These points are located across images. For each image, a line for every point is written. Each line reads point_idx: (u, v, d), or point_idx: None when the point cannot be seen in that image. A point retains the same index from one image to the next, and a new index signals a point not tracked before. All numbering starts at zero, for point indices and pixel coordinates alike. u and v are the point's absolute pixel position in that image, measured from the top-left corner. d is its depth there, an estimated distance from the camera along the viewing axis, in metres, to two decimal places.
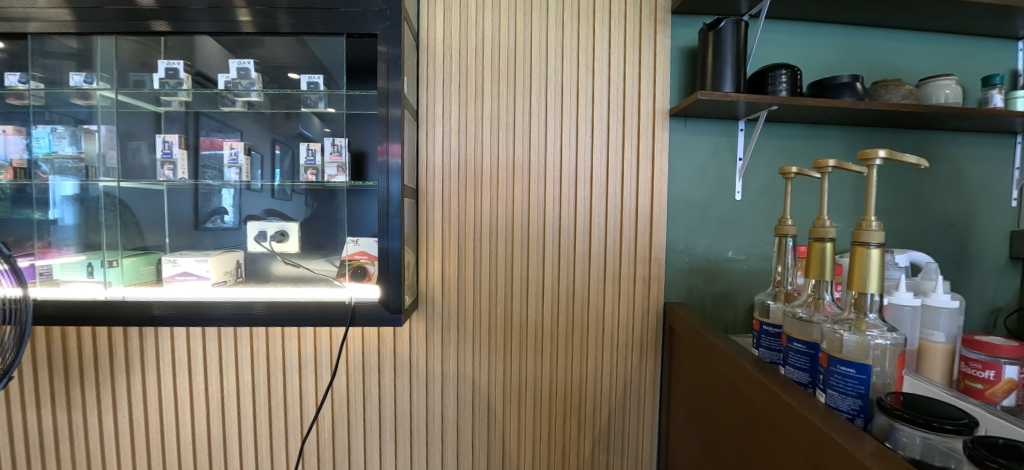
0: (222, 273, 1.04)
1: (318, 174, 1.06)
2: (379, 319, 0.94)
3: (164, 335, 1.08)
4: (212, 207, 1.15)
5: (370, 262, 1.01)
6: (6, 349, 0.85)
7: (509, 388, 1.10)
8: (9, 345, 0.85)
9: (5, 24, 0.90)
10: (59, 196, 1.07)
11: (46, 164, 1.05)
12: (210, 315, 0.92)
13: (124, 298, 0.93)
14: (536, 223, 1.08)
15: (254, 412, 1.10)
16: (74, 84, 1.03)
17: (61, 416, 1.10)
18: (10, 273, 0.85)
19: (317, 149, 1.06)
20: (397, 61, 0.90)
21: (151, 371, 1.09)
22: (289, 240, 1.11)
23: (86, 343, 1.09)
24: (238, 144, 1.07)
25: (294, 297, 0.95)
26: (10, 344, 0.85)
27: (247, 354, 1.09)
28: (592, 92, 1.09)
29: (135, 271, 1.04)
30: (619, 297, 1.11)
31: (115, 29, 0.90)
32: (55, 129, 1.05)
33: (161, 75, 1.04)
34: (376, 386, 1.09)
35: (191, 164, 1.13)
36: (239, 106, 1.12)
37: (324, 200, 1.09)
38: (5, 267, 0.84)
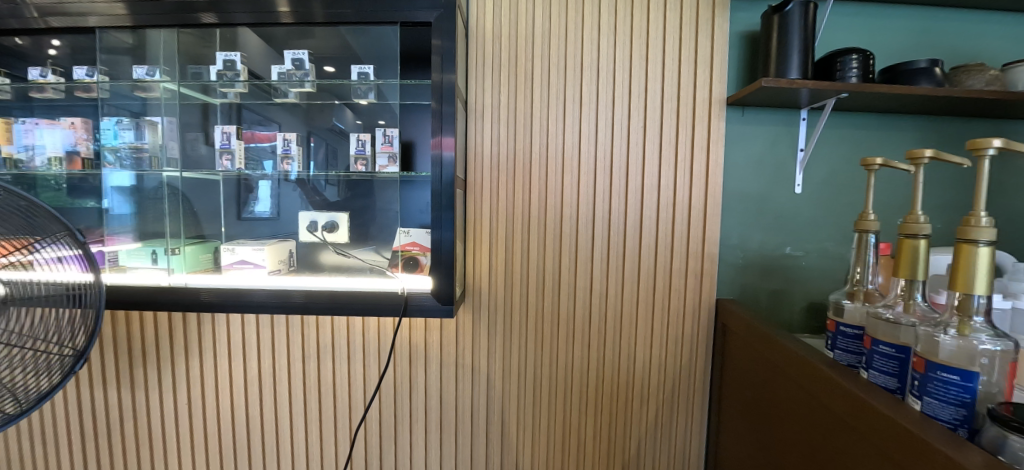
0: (277, 262, 1.06)
1: (368, 164, 1.07)
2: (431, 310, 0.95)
3: (220, 319, 1.11)
4: (251, 197, 1.18)
5: (422, 254, 1.02)
6: (76, 334, 0.85)
7: (555, 384, 1.09)
8: (77, 330, 0.85)
9: (66, 19, 0.94)
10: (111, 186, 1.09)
11: (112, 154, 1.08)
12: (266, 303, 0.95)
13: (186, 285, 0.97)
14: (585, 216, 1.06)
15: (305, 398, 1.12)
16: (137, 77, 1.07)
17: (125, 395, 1.16)
18: (82, 258, 0.84)
19: (367, 140, 1.07)
20: (451, 55, 0.90)
21: (208, 355, 1.13)
22: (339, 230, 1.12)
23: (148, 328, 1.13)
24: (290, 136, 1.11)
25: (345, 286, 0.97)
26: (78, 328, 0.85)
27: (298, 342, 1.10)
28: (645, 80, 1.04)
29: (195, 258, 1.08)
30: (671, 293, 1.07)
31: (167, 22, 0.92)
32: (120, 120, 1.08)
33: (219, 67, 1.06)
34: (421, 378, 1.09)
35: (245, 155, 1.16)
36: (292, 96, 1.13)
37: (359, 192, 1.12)
38: (76, 252, 0.83)
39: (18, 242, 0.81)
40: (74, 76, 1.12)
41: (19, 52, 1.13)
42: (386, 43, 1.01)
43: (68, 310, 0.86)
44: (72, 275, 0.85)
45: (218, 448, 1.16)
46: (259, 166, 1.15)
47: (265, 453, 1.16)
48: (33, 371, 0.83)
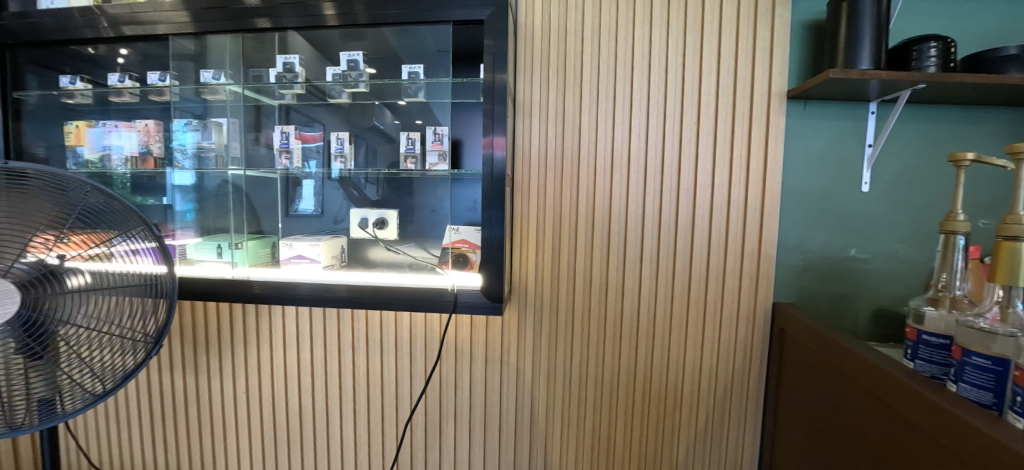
0: (331, 257, 1.10)
1: (418, 162, 1.10)
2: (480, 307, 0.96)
3: (276, 311, 1.15)
4: (297, 195, 1.24)
5: (472, 251, 1.03)
6: (148, 324, 0.90)
7: (600, 385, 1.08)
8: (148, 319, 0.90)
9: (138, 27, 1.05)
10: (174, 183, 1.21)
11: (184, 154, 1.17)
12: (323, 297, 0.98)
13: (249, 278, 1.02)
14: (634, 214, 1.04)
15: (354, 390, 1.15)
16: (205, 80, 1.13)
17: (187, 379, 1.22)
18: (157, 251, 0.90)
19: (418, 138, 1.10)
20: (503, 54, 0.91)
21: (266, 345, 1.18)
22: (388, 227, 1.15)
23: (211, 318, 1.20)
24: (344, 135, 1.15)
25: (383, 282, 0.98)
26: (150, 317, 0.90)
27: (348, 335, 1.14)
28: (700, 74, 1.01)
29: (255, 253, 1.13)
30: (724, 295, 1.04)
31: (224, 28, 0.99)
32: (189, 122, 1.16)
33: (280, 70, 1.11)
34: (467, 374, 1.11)
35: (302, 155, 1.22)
36: (345, 97, 1.17)
37: (398, 193, 1.17)
38: (152, 246, 0.89)
39: (95, 234, 0.85)
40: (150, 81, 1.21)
41: (93, 59, 1.27)
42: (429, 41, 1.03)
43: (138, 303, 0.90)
44: (143, 267, 0.89)
45: (273, 436, 1.21)
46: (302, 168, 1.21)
47: (315, 444, 1.19)
48: (108, 360, 0.88)
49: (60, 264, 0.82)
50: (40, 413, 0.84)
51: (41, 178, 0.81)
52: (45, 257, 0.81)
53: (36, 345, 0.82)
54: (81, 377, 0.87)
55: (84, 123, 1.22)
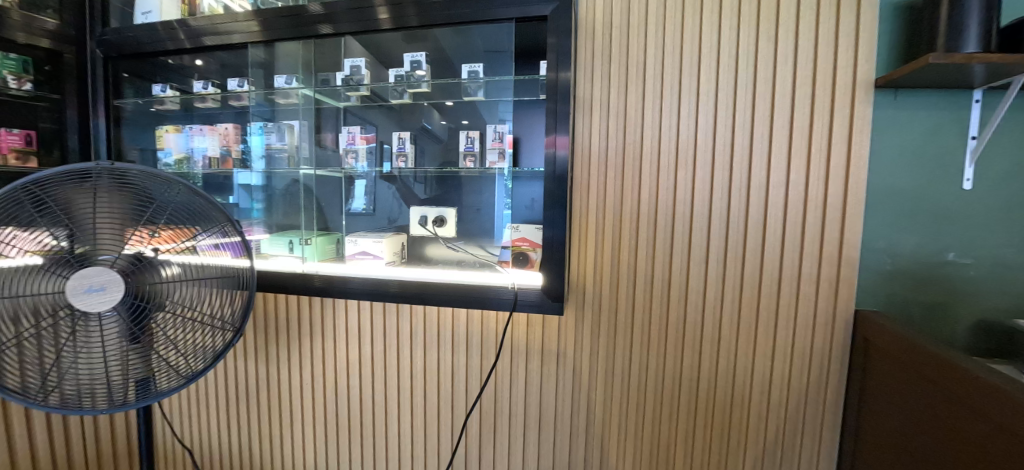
0: (393, 253, 1.17)
1: (476, 159, 1.20)
2: (539, 305, 0.99)
3: (339, 305, 1.18)
4: (350, 194, 1.31)
5: (532, 249, 1.06)
6: (229, 315, 0.96)
7: (659, 389, 1.04)
8: (230, 310, 0.96)
9: (217, 38, 1.14)
10: (238, 184, 1.37)
11: (263, 154, 1.30)
12: (386, 292, 1.05)
13: (318, 273, 1.10)
14: (699, 213, 1.00)
15: (411, 384, 1.17)
16: (279, 85, 1.23)
17: (249, 362, 1.27)
18: (238, 245, 0.96)
19: (477, 136, 1.19)
20: (566, 52, 0.92)
21: (329, 337, 1.20)
22: (447, 224, 1.22)
23: (280, 307, 1.23)
24: (406, 134, 1.24)
25: (437, 279, 1.04)
26: (231, 310, 0.96)
27: (407, 330, 1.16)
28: (776, 64, 0.94)
29: (322, 248, 1.20)
30: (799, 301, 0.97)
31: (291, 35, 1.06)
32: (265, 124, 1.30)
33: (348, 73, 1.19)
34: (522, 372, 1.11)
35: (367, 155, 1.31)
36: (407, 97, 1.25)
37: (449, 187, 1.24)
38: (235, 240, 0.95)
39: (184, 229, 0.93)
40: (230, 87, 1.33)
41: (177, 67, 1.40)
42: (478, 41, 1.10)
43: (220, 293, 0.96)
44: (226, 260, 0.96)
45: (334, 428, 1.23)
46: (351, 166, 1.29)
47: (375, 438, 1.21)
48: (195, 346, 0.94)
49: (155, 256, 0.90)
50: (137, 391, 0.92)
51: (140, 178, 0.87)
52: (144, 250, 0.89)
53: (137, 329, 0.89)
54: (171, 360, 0.93)
55: (171, 128, 1.35)
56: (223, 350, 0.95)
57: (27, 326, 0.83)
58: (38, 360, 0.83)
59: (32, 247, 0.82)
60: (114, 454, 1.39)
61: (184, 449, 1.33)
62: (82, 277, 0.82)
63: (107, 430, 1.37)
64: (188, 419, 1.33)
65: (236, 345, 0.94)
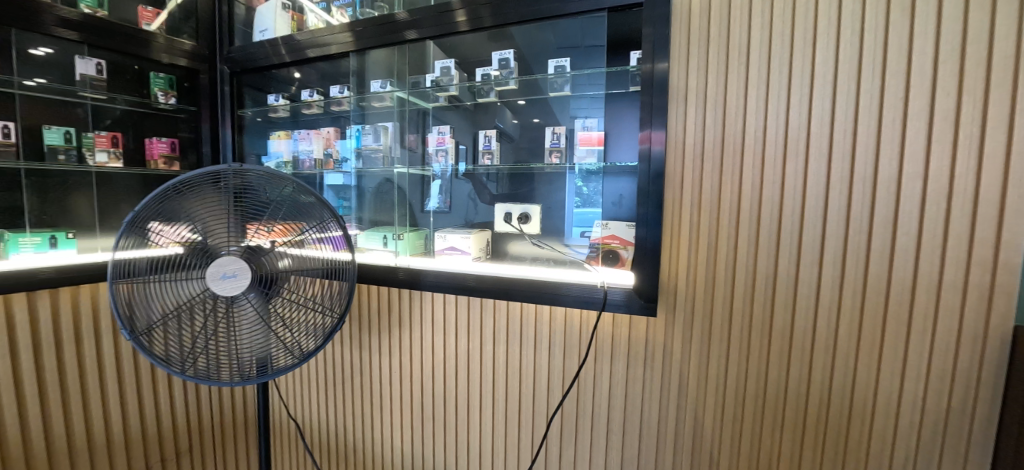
0: (479, 249, 1.27)
1: (562, 155, 1.25)
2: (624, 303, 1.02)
3: (426, 298, 1.24)
4: (427, 193, 1.43)
5: (623, 248, 1.09)
6: (334, 302, 1.04)
7: (759, 400, 0.96)
8: (335, 297, 1.03)
9: (318, 49, 1.26)
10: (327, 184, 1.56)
11: (360, 154, 1.43)
12: (471, 289, 1.14)
13: (410, 265, 1.23)
14: (810, 211, 0.88)
15: (494, 377, 1.20)
16: (374, 90, 1.36)
17: (344, 348, 1.38)
18: (342, 239, 1.03)
19: (562, 133, 1.23)
20: (663, 40, 0.96)
21: (417, 328, 1.27)
22: (531, 221, 1.30)
23: (373, 298, 1.32)
24: (492, 132, 1.33)
25: (511, 275, 1.11)
26: (336, 297, 1.03)
27: (490, 324, 1.19)
28: (910, 35, 0.78)
29: (412, 244, 1.33)
30: (935, 316, 0.80)
31: (381, 43, 1.17)
32: (363, 127, 1.42)
33: (437, 74, 1.29)
34: (606, 372, 1.09)
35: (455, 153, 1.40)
36: (493, 96, 1.35)
37: (519, 181, 1.35)
38: (339, 234, 1.02)
39: (293, 223, 1.01)
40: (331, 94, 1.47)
41: (276, 75, 1.51)
42: (553, 36, 1.18)
43: (325, 282, 1.05)
44: (330, 254, 1.03)
45: (421, 415, 1.29)
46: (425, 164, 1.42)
47: (459, 428, 1.25)
48: (304, 330, 1.02)
49: (271, 248, 0.98)
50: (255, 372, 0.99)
51: (260, 177, 0.97)
52: (261, 242, 0.98)
53: (259, 313, 0.99)
54: (288, 342, 1.01)
55: (283, 134, 1.57)
56: (330, 334, 1.02)
57: (172, 310, 0.93)
58: (180, 340, 0.93)
59: (175, 238, 0.93)
60: (238, 423, 1.59)
61: (293, 422, 1.49)
62: (217, 266, 0.93)
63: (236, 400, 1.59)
64: (297, 397, 1.49)
65: (341, 329, 1.01)
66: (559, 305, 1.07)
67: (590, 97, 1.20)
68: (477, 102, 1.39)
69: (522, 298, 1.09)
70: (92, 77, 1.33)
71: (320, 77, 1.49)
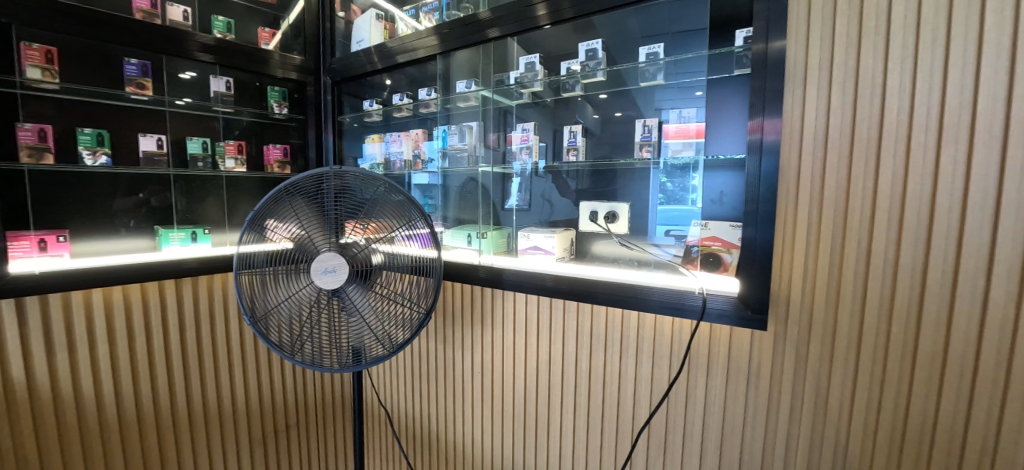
0: (562, 249, 1.22)
1: (654, 149, 1.15)
2: (726, 315, 0.88)
3: (508, 297, 1.24)
4: (507, 191, 1.44)
5: (726, 251, 0.94)
6: (422, 298, 1.07)
7: (895, 449, 0.76)
8: (423, 293, 1.06)
9: (407, 53, 1.31)
10: (415, 184, 1.64)
11: (446, 154, 1.48)
12: (553, 289, 1.10)
13: (493, 264, 1.23)
14: (962, 207, 0.67)
15: (575, 382, 1.15)
16: (459, 90, 1.38)
17: (430, 342, 1.45)
18: (426, 237, 1.05)
19: (654, 125, 1.15)
20: (780, 16, 0.77)
21: (498, 326, 1.27)
22: (619, 220, 1.22)
23: (457, 296, 1.36)
24: (578, 127, 1.28)
25: (592, 275, 1.05)
26: (424, 293, 1.06)
27: (573, 326, 1.14)
28: None
29: (496, 242, 1.34)
30: None
31: (468, 42, 1.18)
32: (450, 128, 1.45)
33: (522, 70, 1.28)
34: (701, 389, 0.97)
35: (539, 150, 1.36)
36: (579, 89, 1.27)
37: (602, 178, 1.28)
38: (424, 232, 1.05)
39: (385, 221, 1.06)
40: (420, 97, 1.53)
41: (370, 82, 1.62)
42: (637, 24, 1.16)
43: (413, 278, 1.09)
44: (417, 251, 1.07)
45: (500, 413, 1.30)
46: (506, 162, 1.41)
47: (539, 431, 1.23)
48: (394, 324, 1.07)
49: (365, 244, 1.04)
50: (352, 361, 1.06)
51: (357, 179, 1.05)
52: (358, 239, 1.04)
53: (356, 305, 1.05)
54: (381, 333, 1.07)
55: (376, 136, 1.68)
56: (417, 328, 1.05)
57: (285, 297, 1.02)
58: (290, 326, 1.02)
59: (286, 234, 1.01)
60: (339, 403, 1.76)
61: (384, 405, 1.60)
62: (320, 261, 1.00)
63: (334, 379, 1.75)
64: (386, 386, 1.60)
65: (428, 325, 1.03)
66: (642, 310, 0.98)
67: (680, 86, 1.12)
68: (559, 98, 1.35)
69: (607, 302, 1.03)
70: (222, 94, 1.53)
71: (412, 79, 1.57)
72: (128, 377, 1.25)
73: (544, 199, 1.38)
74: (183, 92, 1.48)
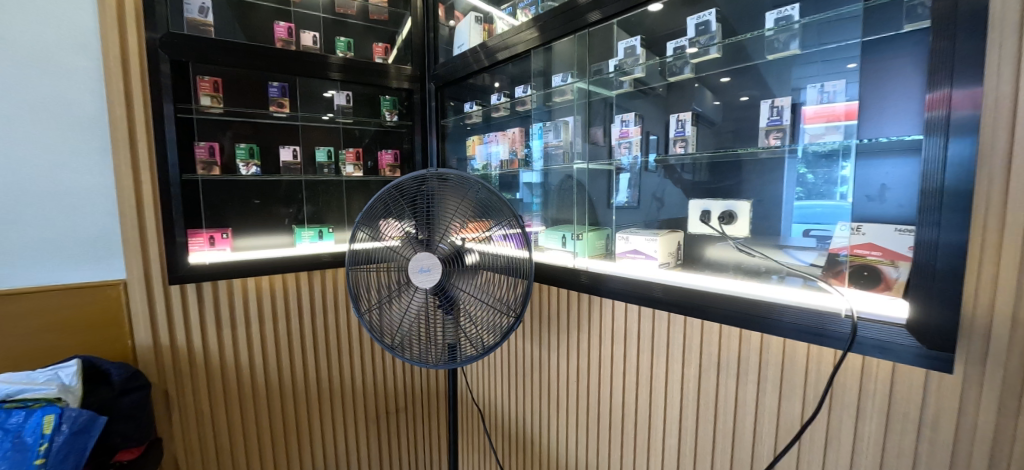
0: (666, 254, 1.09)
1: (785, 136, 0.94)
2: (891, 351, 0.67)
3: (606, 304, 1.15)
4: (614, 188, 1.35)
5: (888, 262, 0.72)
6: (514, 301, 1.05)
7: None
8: (514, 297, 1.05)
9: (506, 51, 1.31)
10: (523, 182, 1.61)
11: (545, 150, 1.43)
12: (655, 299, 1.00)
13: (588, 269, 1.17)
14: None
15: (681, 408, 1.00)
16: (555, 84, 1.35)
17: (525, 343, 1.45)
18: (519, 237, 1.02)
19: (785, 106, 0.93)
20: None
21: (594, 335, 1.20)
22: (738, 220, 1.03)
23: (553, 299, 1.32)
24: (686, 115, 1.12)
25: (705, 287, 0.92)
26: (515, 296, 1.04)
27: (679, 342, 0.99)
28: None
29: (592, 244, 1.26)
30: None
31: (565, 31, 1.11)
32: (546, 124, 1.42)
33: (620, 57, 1.16)
34: (849, 442, 0.74)
35: (642, 145, 1.24)
36: (687, 72, 1.12)
37: (726, 173, 1.09)
38: (516, 233, 1.03)
39: (482, 222, 1.06)
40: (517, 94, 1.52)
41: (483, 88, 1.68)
42: None
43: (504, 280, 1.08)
44: (511, 251, 1.05)
45: (594, 427, 1.22)
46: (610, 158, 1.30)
47: (636, 456, 1.12)
48: (485, 326, 1.07)
49: (462, 244, 1.06)
50: (443, 357, 1.10)
51: (457, 180, 1.06)
52: (456, 239, 1.07)
53: (449, 304, 1.08)
54: (472, 333, 1.08)
55: (476, 139, 1.71)
56: (507, 332, 1.04)
57: (387, 290, 1.10)
58: (391, 319, 1.10)
59: (394, 232, 1.08)
60: (439, 393, 1.89)
61: (481, 401, 1.66)
62: (417, 260, 1.05)
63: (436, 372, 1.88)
64: (483, 384, 1.65)
65: (517, 330, 1.01)
66: (771, 333, 0.81)
67: (823, 59, 0.89)
68: (670, 85, 1.20)
69: (718, 320, 0.89)
70: (343, 106, 1.73)
71: (513, 78, 1.57)
72: (273, 350, 1.51)
73: (654, 196, 1.24)
74: (316, 108, 1.71)
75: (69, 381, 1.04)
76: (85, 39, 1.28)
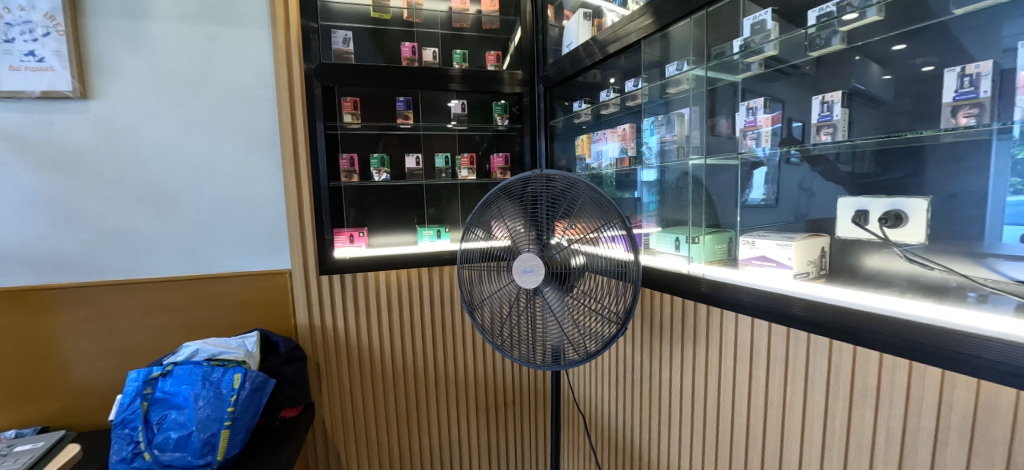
0: (805, 263, 0.93)
1: (982, 113, 0.72)
2: None
3: (727, 318, 1.03)
4: (747, 184, 1.18)
5: None
6: (619, 307, 1.00)
7: None
8: (620, 303, 1.00)
9: (616, 42, 1.26)
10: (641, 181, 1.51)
11: (656, 144, 1.35)
12: (792, 315, 0.86)
13: (705, 275, 1.08)
14: None
15: (823, 448, 0.85)
16: (669, 75, 1.26)
17: (634, 351, 1.39)
18: (625, 239, 0.97)
19: (982, 72, 0.71)
20: None
21: (712, 350, 1.09)
22: (908, 224, 0.83)
23: (665, 307, 1.24)
24: (834, 96, 0.94)
25: (862, 304, 0.75)
26: (621, 303, 1.00)
27: (821, 370, 0.84)
28: None
29: (711, 249, 1.16)
30: None
31: (682, 13, 1.01)
32: (656, 118, 1.34)
33: (747, 35, 1.04)
34: None
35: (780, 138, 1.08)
36: (835, 42, 0.95)
37: (898, 161, 0.88)
38: (621, 234, 0.98)
39: (589, 223, 1.02)
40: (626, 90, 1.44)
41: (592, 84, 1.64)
42: None
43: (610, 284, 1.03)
44: (617, 252, 0.99)
45: (715, 456, 1.10)
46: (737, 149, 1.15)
47: None
48: (588, 331, 1.05)
49: (567, 245, 1.04)
50: (546, 358, 1.10)
51: (563, 182, 1.05)
52: (560, 240, 1.05)
53: (552, 306, 1.08)
54: (574, 338, 1.06)
55: (585, 137, 1.68)
56: (610, 339, 1.00)
57: (495, 290, 1.15)
58: (498, 317, 1.14)
59: (505, 233, 1.12)
60: (543, 395, 1.92)
61: (588, 408, 1.64)
62: (521, 260, 1.07)
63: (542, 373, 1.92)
64: (591, 390, 1.63)
65: (621, 337, 0.96)
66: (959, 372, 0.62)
67: None
68: (820, 61, 1.01)
69: (875, 347, 0.73)
70: (458, 114, 1.82)
71: (624, 70, 1.48)
72: (396, 338, 1.70)
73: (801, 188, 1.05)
74: (437, 116, 1.88)
75: (251, 347, 1.32)
76: (263, 76, 1.59)
